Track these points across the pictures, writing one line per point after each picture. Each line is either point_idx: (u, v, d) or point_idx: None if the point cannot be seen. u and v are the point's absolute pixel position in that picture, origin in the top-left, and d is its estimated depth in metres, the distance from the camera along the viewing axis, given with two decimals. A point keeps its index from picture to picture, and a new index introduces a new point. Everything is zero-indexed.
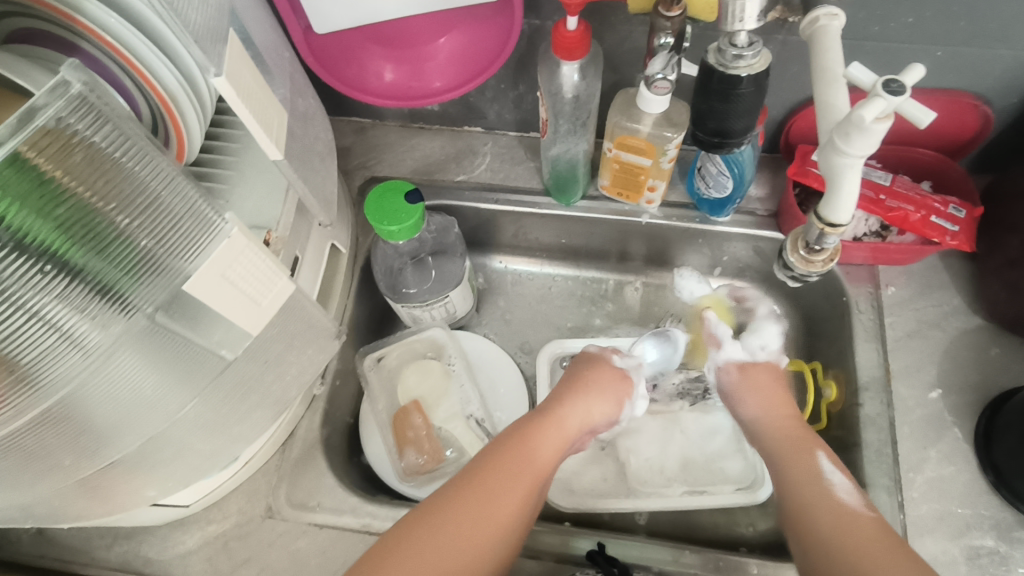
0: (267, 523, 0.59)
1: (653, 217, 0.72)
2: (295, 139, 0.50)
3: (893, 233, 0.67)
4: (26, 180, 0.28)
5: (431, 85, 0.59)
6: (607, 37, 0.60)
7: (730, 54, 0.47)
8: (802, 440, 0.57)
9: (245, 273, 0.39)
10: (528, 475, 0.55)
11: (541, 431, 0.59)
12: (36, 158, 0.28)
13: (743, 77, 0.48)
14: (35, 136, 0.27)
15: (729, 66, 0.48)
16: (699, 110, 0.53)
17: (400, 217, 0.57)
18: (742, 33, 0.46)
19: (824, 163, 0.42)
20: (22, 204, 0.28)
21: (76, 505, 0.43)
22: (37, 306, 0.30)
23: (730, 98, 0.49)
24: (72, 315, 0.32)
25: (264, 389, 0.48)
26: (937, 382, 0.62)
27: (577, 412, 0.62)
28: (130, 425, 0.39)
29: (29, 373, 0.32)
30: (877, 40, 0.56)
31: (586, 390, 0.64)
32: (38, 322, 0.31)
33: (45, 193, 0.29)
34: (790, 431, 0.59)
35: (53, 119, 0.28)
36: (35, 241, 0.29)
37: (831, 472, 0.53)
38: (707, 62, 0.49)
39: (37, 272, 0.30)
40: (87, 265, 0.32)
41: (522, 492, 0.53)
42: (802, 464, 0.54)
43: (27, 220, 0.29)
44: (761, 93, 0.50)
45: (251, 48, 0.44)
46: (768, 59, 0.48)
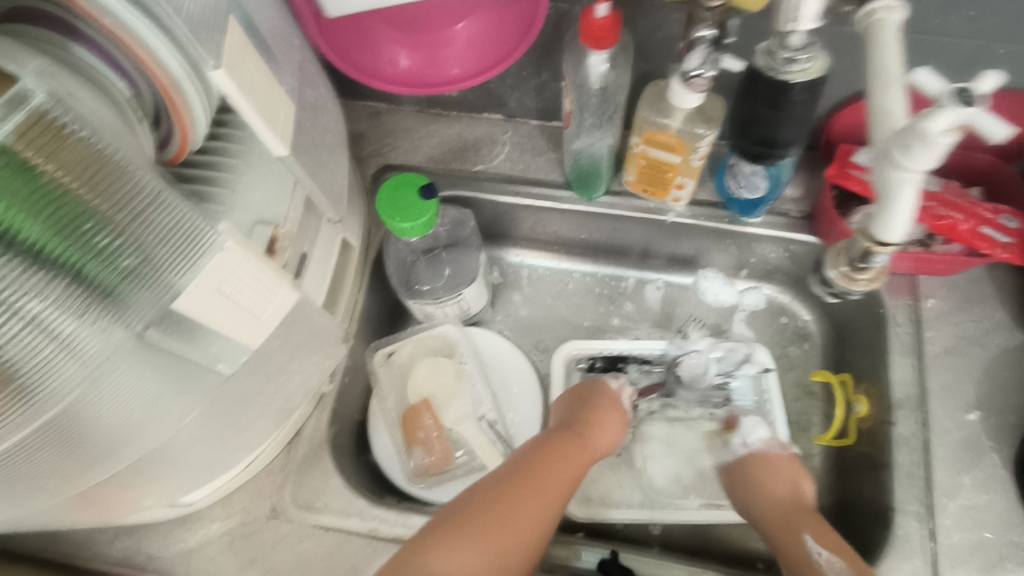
0: (272, 524, 0.58)
1: (680, 216, 0.69)
2: (302, 132, 0.47)
3: (937, 242, 0.62)
4: (12, 175, 0.27)
5: (448, 73, 0.56)
6: (639, 24, 0.56)
7: (781, 58, 0.43)
8: (790, 523, 0.58)
9: (243, 287, 0.36)
10: (549, 485, 0.55)
11: (563, 449, 0.59)
12: (24, 150, 0.27)
13: (794, 83, 0.44)
14: (21, 127, 0.26)
15: (780, 71, 0.44)
16: (746, 116, 0.49)
17: (413, 213, 0.54)
18: (796, 35, 0.41)
19: (880, 177, 0.38)
20: (9, 201, 0.27)
21: (73, 515, 0.42)
22: (33, 312, 0.28)
23: (780, 105, 0.46)
24: (70, 322, 0.30)
25: (267, 397, 0.46)
26: (976, 403, 0.59)
27: (598, 440, 0.61)
28: (133, 436, 0.37)
29: (28, 384, 0.30)
30: (935, 34, 0.51)
31: (601, 413, 0.63)
32: (33, 328, 0.29)
33: (35, 189, 0.27)
34: (785, 520, 0.59)
35: (39, 109, 0.27)
36: (25, 242, 0.27)
37: (818, 552, 0.54)
38: (755, 65, 0.45)
39: (27, 276, 0.28)
40: (83, 271, 0.30)
41: (547, 504, 0.54)
42: (792, 553, 0.56)
43: (16, 217, 0.27)
44: (813, 100, 0.46)
45: (255, 36, 0.41)
46: (825, 63, 0.44)
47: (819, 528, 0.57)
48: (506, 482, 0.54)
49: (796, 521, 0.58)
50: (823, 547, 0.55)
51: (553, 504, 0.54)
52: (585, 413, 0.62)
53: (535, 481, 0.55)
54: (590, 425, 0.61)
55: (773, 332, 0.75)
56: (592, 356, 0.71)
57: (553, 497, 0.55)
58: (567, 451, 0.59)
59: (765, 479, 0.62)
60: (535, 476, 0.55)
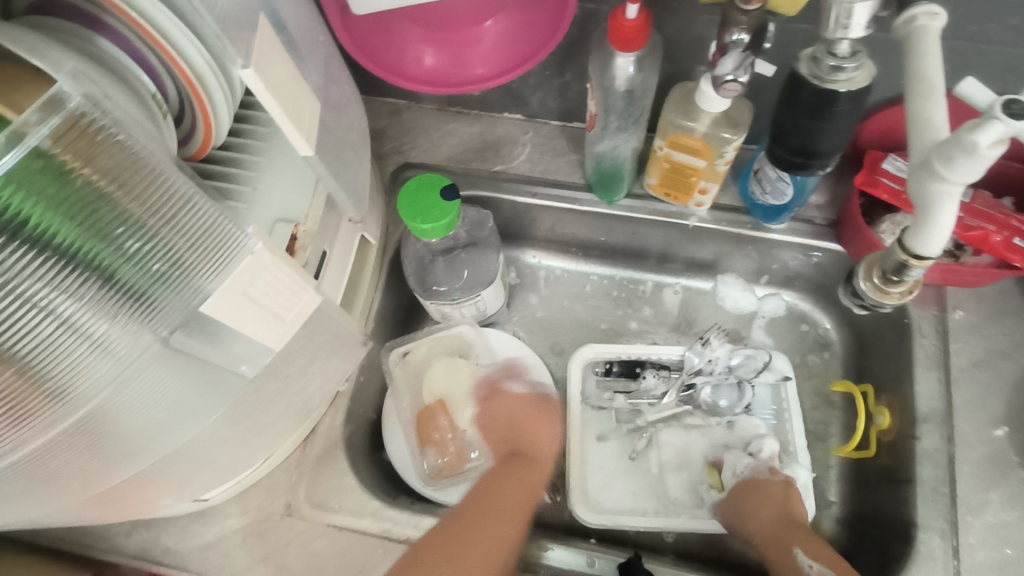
0: (286, 521, 0.58)
1: (702, 220, 0.68)
2: (327, 130, 0.46)
3: (967, 253, 0.61)
4: (49, 178, 0.26)
5: (473, 72, 0.55)
6: (668, 25, 0.55)
7: (828, 66, 0.42)
8: (781, 537, 0.58)
9: (269, 290, 0.36)
10: (510, 504, 0.59)
11: (515, 468, 0.63)
12: (60, 152, 0.26)
13: (841, 93, 0.43)
14: (59, 129, 0.26)
15: (825, 79, 0.43)
16: (784, 125, 0.48)
17: (435, 215, 0.53)
18: (845, 42, 0.41)
19: (917, 189, 0.37)
20: (46, 204, 0.27)
21: (88, 514, 0.41)
22: (64, 312, 0.29)
23: (823, 116, 0.45)
24: (100, 322, 0.30)
25: (288, 399, 0.45)
26: (1003, 419, 0.58)
27: (546, 445, 0.66)
28: (158, 438, 0.37)
29: (58, 383, 0.30)
30: (974, 40, 0.50)
31: (539, 419, 0.67)
32: (64, 327, 0.29)
33: (70, 192, 0.27)
34: (776, 535, 0.58)
35: (77, 111, 0.27)
36: (59, 243, 0.28)
37: (810, 565, 0.54)
38: (798, 71, 0.44)
39: (59, 277, 0.28)
40: (113, 274, 0.30)
41: (503, 527, 0.57)
42: (784, 569, 0.55)
43: (51, 219, 0.27)
44: (857, 112, 0.45)
45: (283, 33, 0.40)
46: (872, 74, 0.43)
47: (809, 542, 0.56)
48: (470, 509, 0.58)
49: (786, 535, 0.58)
50: (815, 560, 0.54)
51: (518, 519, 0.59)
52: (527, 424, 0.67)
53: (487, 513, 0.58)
54: (533, 436, 0.66)
55: (794, 339, 0.73)
56: (609, 360, 0.70)
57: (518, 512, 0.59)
58: (519, 467, 0.63)
59: (744, 505, 0.61)
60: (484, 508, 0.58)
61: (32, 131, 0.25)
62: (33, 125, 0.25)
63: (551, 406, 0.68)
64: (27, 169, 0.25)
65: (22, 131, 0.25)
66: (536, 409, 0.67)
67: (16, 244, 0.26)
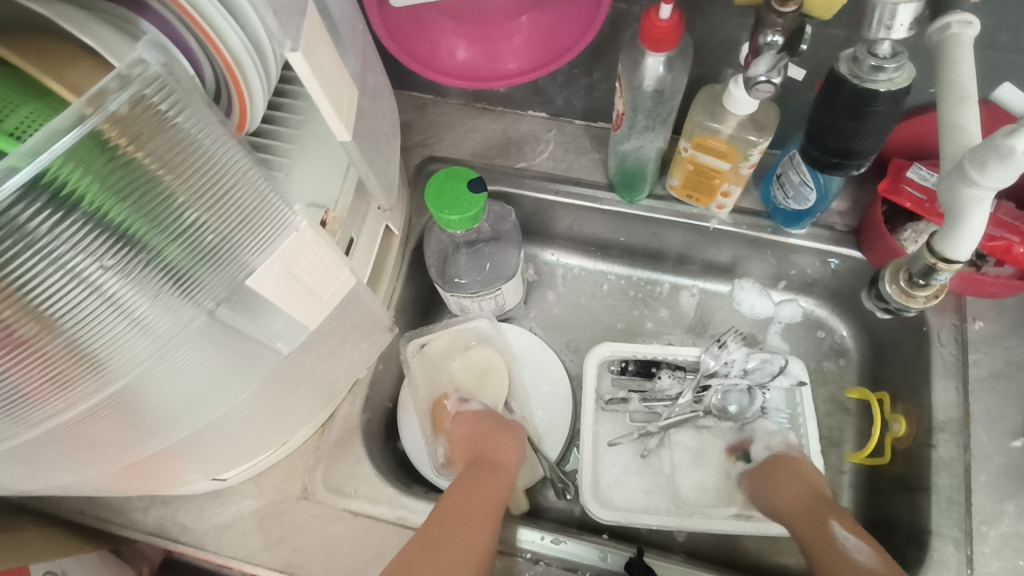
0: (303, 505, 0.58)
1: (722, 223, 0.68)
2: (362, 118, 0.47)
3: (989, 263, 0.61)
4: (103, 159, 0.27)
5: (505, 67, 0.56)
6: (698, 27, 0.55)
7: (869, 65, 0.43)
8: (815, 512, 0.57)
9: (310, 269, 0.37)
10: (475, 511, 0.55)
11: (476, 476, 0.59)
12: (115, 134, 0.26)
13: (880, 92, 0.43)
14: (117, 113, 0.26)
15: (866, 79, 0.43)
16: (822, 127, 0.48)
17: (461, 207, 0.54)
18: (886, 42, 0.41)
19: (947, 194, 0.37)
20: (99, 183, 0.27)
21: (118, 485, 0.42)
22: (108, 288, 0.29)
23: (861, 115, 0.45)
24: (140, 299, 0.31)
25: (315, 380, 0.46)
26: (1022, 431, 0.57)
27: (497, 454, 0.62)
28: (188, 414, 0.38)
29: (96, 356, 0.31)
30: (1005, 50, 0.50)
31: (487, 429, 0.64)
32: (107, 302, 0.30)
33: (122, 173, 0.28)
34: (808, 512, 0.57)
35: (135, 97, 0.26)
36: (109, 221, 0.28)
37: (846, 537, 0.53)
38: (837, 71, 0.45)
39: (106, 255, 0.28)
40: (157, 252, 0.30)
41: (473, 532, 0.53)
42: (815, 538, 0.55)
43: (103, 199, 0.27)
44: (897, 112, 0.45)
45: (327, 20, 0.41)
46: (912, 74, 0.43)
47: (843, 518, 0.56)
48: (432, 524, 0.53)
49: (821, 508, 0.57)
50: (850, 533, 0.53)
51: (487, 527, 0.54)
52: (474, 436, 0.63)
53: (453, 518, 0.54)
54: (485, 445, 0.62)
55: (809, 345, 0.74)
56: (625, 359, 0.70)
57: (487, 519, 0.55)
58: (477, 473, 0.59)
59: (769, 484, 0.61)
60: (452, 513, 0.54)
61: (91, 114, 0.25)
62: (93, 108, 0.25)
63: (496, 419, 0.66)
64: (84, 150, 0.25)
65: (82, 113, 0.25)
66: (479, 419, 0.66)
67: (73, 221, 0.27)
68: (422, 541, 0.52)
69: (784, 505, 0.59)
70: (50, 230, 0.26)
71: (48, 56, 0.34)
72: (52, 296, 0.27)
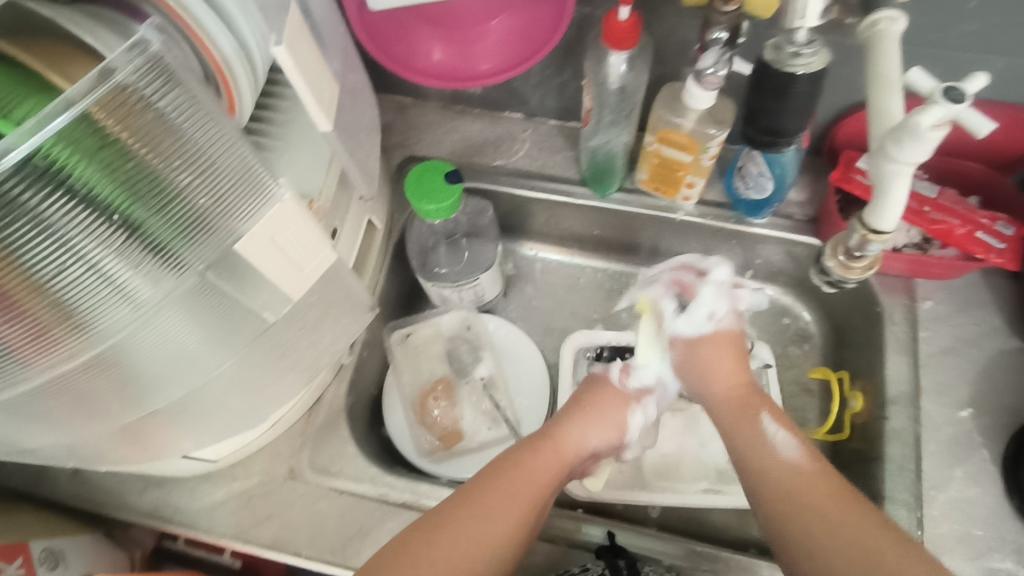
0: (289, 484, 0.61)
1: (689, 214, 0.72)
2: (342, 111, 0.51)
3: (935, 246, 0.65)
4: (92, 139, 0.30)
5: (479, 68, 0.60)
6: (657, 29, 0.59)
7: (788, 52, 0.47)
8: (747, 402, 0.58)
9: (293, 241, 0.40)
10: (520, 502, 0.53)
11: (536, 449, 0.58)
12: (103, 117, 0.30)
13: (799, 75, 0.47)
14: (103, 99, 0.29)
15: (786, 64, 0.47)
16: (753, 108, 0.52)
17: (439, 197, 0.58)
18: (801, 31, 0.46)
19: (874, 168, 0.42)
20: (88, 161, 0.30)
21: (116, 450, 0.46)
22: (95, 258, 0.33)
23: (785, 96, 0.49)
24: (125, 269, 0.34)
25: (298, 354, 0.49)
26: (969, 402, 0.61)
27: (575, 436, 0.60)
28: (172, 379, 0.41)
29: (83, 319, 0.34)
30: (935, 47, 0.55)
31: (587, 412, 0.62)
32: (93, 271, 0.33)
33: (109, 152, 0.31)
34: (739, 404, 0.58)
35: (121, 84, 0.30)
36: (96, 196, 0.31)
37: (774, 431, 0.54)
38: (763, 58, 0.49)
39: (94, 227, 0.32)
40: (141, 226, 0.34)
41: (514, 508, 0.53)
42: (745, 428, 0.55)
43: (91, 175, 0.31)
44: (816, 93, 0.49)
45: (309, 20, 0.46)
46: (827, 59, 0.47)
47: (773, 409, 0.57)
48: (453, 502, 0.52)
49: (755, 401, 0.58)
50: (779, 427, 0.54)
51: (522, 521, 0.52)
52: (577, 415, 0.61)
53: (507, 486, 0.54)
54: (576, 428, 0.60)
55: (776, 331, 0.77)
56: (599, 347, 0.73)
57: (527, 511, 0.53)
58: (540, 458, 0.57)
59: (715, 365, 0.60)
60: (507, 480, 0.54)
61: (81, 100, 0.29)
62: (81, 94, 0.29)
63: (626, 405, 0.63)
64: (75, 131, 0.29)
65: (73, 97, 0.28)
66: (606, 399, 0.63)
67: (62, 194, 0.30)
68: (430, 524, 0.51)
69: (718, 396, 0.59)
70: (40, 203, 0.29)
71: (50, 54, 0.36)
72: (43, 263, 0.31)
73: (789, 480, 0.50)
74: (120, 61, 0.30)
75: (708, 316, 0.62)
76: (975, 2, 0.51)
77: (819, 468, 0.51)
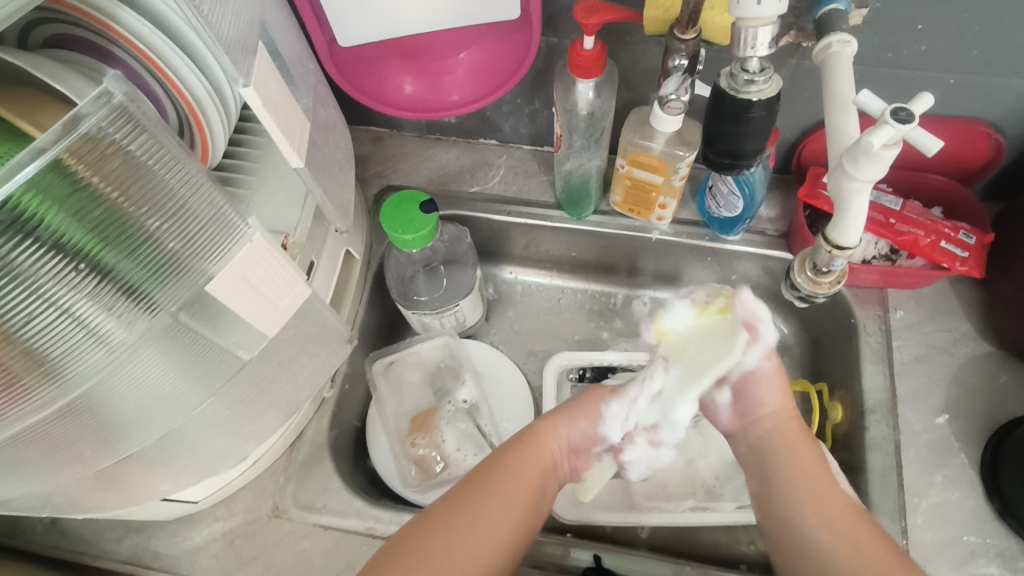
0: (273, 523, 0.60)
1: (663, 234, 0.73)
2: (314, 147, 0.51)
3: (903, 257, 0.67)
4: (64, 184, 0.30)
5: (449, 99, 0.61)
6: (623, 56, 0.61)
7: (742, 79, 0.49)
8: (803, 431, 0.57)
9: (266, 278, 0.41)
10: (514, 505, 0.53)
11: (521, 449, 0.58)
12: (74, 163, 0.30)
13: (754, 101, 0.49)
14: (74, 144, 0.29)
15: (741, 90, 0.49)
16: (711, 132, 0.54)
17: (415, 226, 0.58)
18: (754, 59, 0.48)
19: (834, 188, 0.43)
20: (59, 207, 0.30)
21: (91, 497, 0.45)
22: (68, 304, 0.32)
23: (741, 121, 0.50)
24: (99, 313, 0.34)
25: (276, 390, 0.50)
26: (945, 408, 0.63)
27: (551, 429, 0.60)
28: (148, 421, 0.41)
29: (56, 366, 0.34)
30: (890, 66, 0.57)
31: (569, 404, 0.63)
32: (67, 318, 0.33)
33: (81, 197, 0.31)
34: (798, 429, 0.57)
35: (92, 130, 0.30)
36: (69, 243, 0.31)
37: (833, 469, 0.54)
38: (719, 86, 0.50)
39: (68, 275, 0.31)
40: (114, 270, 0.34)
41: (506, 505, 0.53)
42: (815, 449, 0.55)
43: (62, 222, 0.30)
44: (771, 117, 0.51)
45: (278, 59, 0.46)
46: (780, 85, 0.49)
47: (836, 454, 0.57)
48: (455, 497, 0.53)
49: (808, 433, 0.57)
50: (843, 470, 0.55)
51: (523, 519, 0.53)
52: (556, 415, 0.62)
53: (501, 480, 0.54)
54: (553, 422, 0.61)
55: None
56: (581, 366, 0.73)
57: (522, 513, 0.53)
58: (524, 456, 0.57)
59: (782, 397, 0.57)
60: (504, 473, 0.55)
61: (52, 147, 0.28)
62: (52, 141, 0.29)
63: (599, 397, 0.62)
64: (47, 178, 0.29)
65: (43, 145, 0.28)
66: (582, 393, 0.64)
67: (32, 242, 0.29)
68: (433, 518, 0.51)
69: (782, 407, 0.57)
70: (12, 254, 0.29)
71: (20, 104, 0.37)
72: (16, 314, 0.30)
73: (830, 495, 0.51)
74: (88, 109, 0.30)
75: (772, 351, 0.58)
76: (921, 24, 0.53)
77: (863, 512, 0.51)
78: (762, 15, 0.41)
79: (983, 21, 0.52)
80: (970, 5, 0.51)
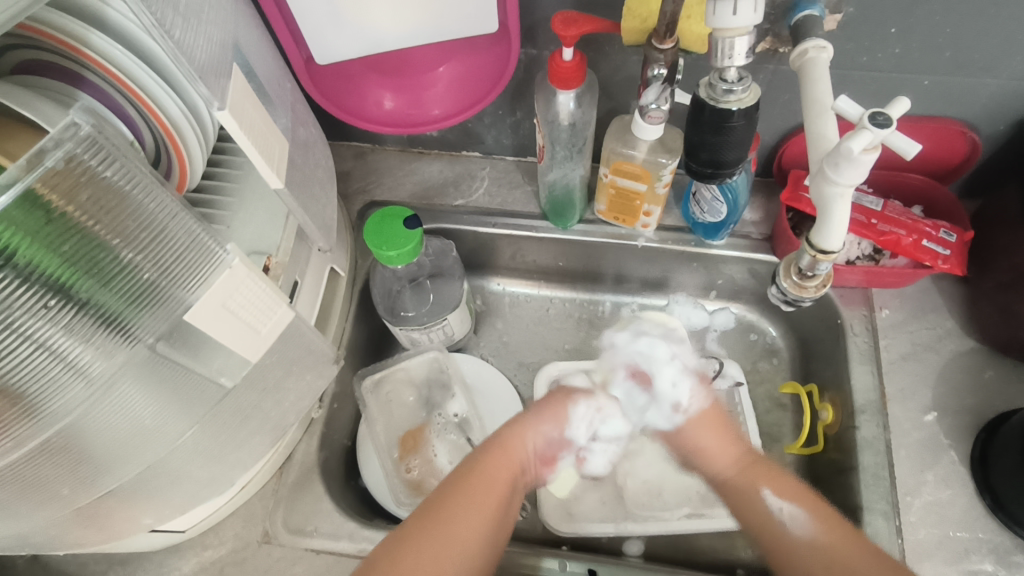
0: (264, 549, 0.59)
1: (649, 241, 0.73)
2: (294, 167, 0.51)
3: (886, 256, 0.68)
4: (36, 217, 0.29)
5: (430, 113, 0.61)
6: (602, 65, 0.62)
7: (721, 88, 0.49)
8: (750, 474, 0.58)
9: (246, 303, 0.41)
10: (477, 520, 0.52)
11: (483, 464, 0.56)
12: (47, 193, 0.29)
13: (733, 110, 0.49)
14: (47, 175, 0.28)
15: (720, 100, 0.50)
16: (692, 142, 0.54)
17: (399, 242, 0.57)
18: (731, 69, 0.48)
19: (816, 193, 0.44)
20: (33, 239, 0.29)
21: (73, 534, 0.44)
22: (44, 337, 0.31)
23: (722, 131, 0.51)
24: (77, 345, 0.33)
25: (262, 415, 0.50)
26: (934, 405, 0.63)
27: (520, 437, 0.59)
28: (128, 453, 0.40)
29: (33, 403, 0.33)
30: (865, 69, 0.57)
31: (530, 410, 0.62)
32: (44, 351, 0.31)
33: (55, 228, 0.30)
34: (743, 479, 0.58)
35: (64, 159, 0.29)
36: (46, 275, 0.30)
37: (778, 505, 0.55)
38: (698, 96, 0.51)
39: (44, 308, 0.31)
40: (91, 301, 0.33)
41: (478, 522, 0.52)
42: (750, 508, 0.56)
43: (36, 253, 0.29)
44: (751, 125, 0.51)
45: (254, 81, 0.46)
46: (757, 93, 0.50)
47: (771, 477, 0.57)
48: (422, 513, 0.52)
49: (755, 471, 0.58)
50: (783, 500, 0.55)
51: (487, 527, 0.52)
52: (511, 432, 0.60)
53: (469, 495, 0.53)
54: (518, 428, 0.60)
55: (743, 348, 0.77)
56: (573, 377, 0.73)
57: (487, 528, 0.52)
58: (489, 467, 0.56)
59: (702, 442, 0.61)
60: (468, 490, 0.54)
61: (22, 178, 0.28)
62: (24, 170, 0.28)
63: (567, 400, 0.63)
64: (20, 209, 0.28)
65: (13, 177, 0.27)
66: (549, 398, 0.64)
67: (7, 275, 0.28)
68: (398, 536, 0.50)
69: (722, 458, 0.60)
70: None
71: None
72: None
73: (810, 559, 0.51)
74: (58, 137, 0.29)
75: (674, 408, 0.63)
76: (895, 28, 0.53)
77: (838, 541, 0.51)
78: (738, 25, 0.41)
79: (955, 24, 0.53)
80: (941, 9, 0.52)
